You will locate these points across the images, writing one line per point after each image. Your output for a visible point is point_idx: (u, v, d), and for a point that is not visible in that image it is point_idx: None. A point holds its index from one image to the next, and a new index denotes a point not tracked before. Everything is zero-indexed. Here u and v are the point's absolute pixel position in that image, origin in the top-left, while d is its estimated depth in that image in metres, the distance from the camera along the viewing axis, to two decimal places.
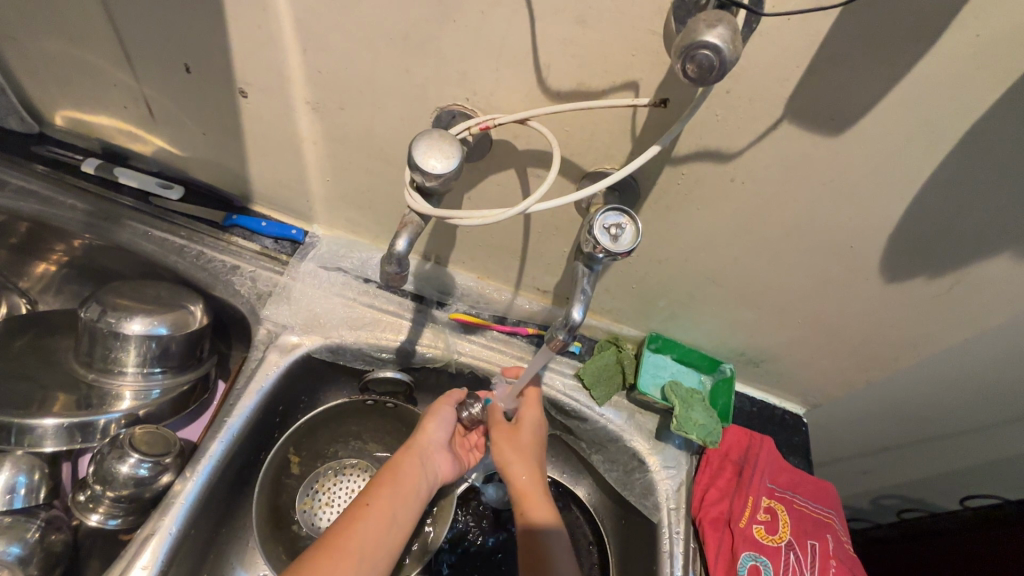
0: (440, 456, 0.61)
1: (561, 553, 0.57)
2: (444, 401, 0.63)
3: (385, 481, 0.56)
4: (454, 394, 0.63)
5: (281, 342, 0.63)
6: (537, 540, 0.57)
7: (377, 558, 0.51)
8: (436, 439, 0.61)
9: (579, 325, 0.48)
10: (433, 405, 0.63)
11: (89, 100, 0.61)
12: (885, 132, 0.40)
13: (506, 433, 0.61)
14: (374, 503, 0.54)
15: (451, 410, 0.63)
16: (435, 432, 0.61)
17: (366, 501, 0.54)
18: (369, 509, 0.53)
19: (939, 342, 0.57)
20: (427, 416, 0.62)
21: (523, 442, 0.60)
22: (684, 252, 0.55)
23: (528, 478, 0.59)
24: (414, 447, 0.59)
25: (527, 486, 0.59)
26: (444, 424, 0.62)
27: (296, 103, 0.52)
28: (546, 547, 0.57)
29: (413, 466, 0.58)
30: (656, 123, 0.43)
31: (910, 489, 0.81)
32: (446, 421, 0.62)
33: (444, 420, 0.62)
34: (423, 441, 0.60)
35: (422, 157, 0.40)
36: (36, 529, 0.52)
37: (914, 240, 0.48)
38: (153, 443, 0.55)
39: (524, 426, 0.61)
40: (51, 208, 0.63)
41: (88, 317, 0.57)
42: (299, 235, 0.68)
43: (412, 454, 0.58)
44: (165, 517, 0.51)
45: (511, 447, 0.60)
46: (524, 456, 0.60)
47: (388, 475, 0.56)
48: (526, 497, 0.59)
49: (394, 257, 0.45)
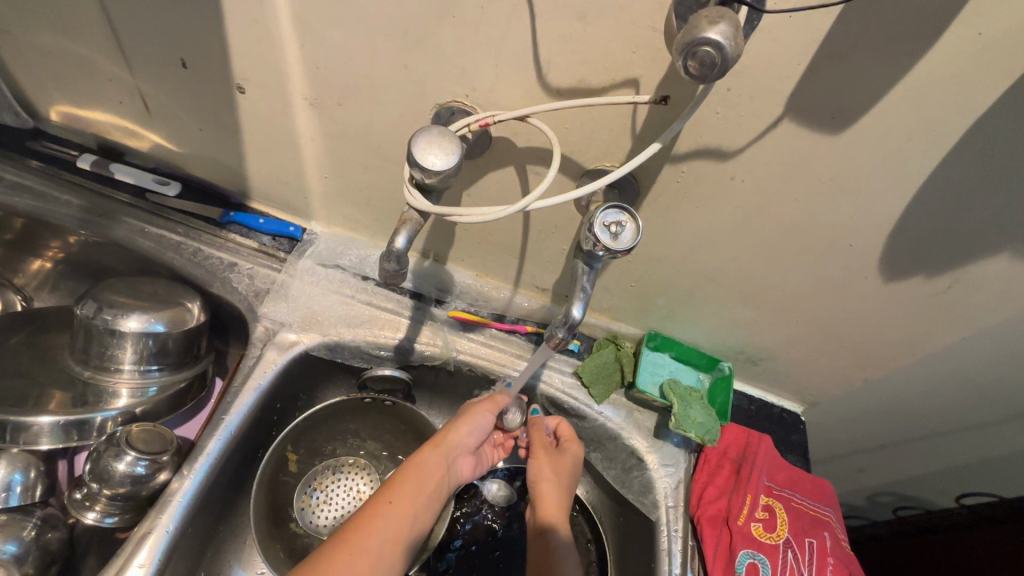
0: (462, 459, 0.61)
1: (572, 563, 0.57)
2: (479, 406, 0.62)
3: (409, 479, 0.55)
4: (500, 401, 0.63)
5: (278, 339, 0.62)
6: (551, 546, 0.58)
7: (393, 559, 0.50)
8: (464, 442, 0.60)
9: (579, 323, 0.47)
10: (466, 408, 0.62)
11: (84, 95, 0.61)
12: (884, 131, 0.40)
13: (546, 452, 0.63)
14: (396, 502, 0.53)
15: (487, 416, 0.62)
16: (466, 435, 0.60)
17: (388, 498, 0.53)
18: (391, 507, 0.52)
19: (936, 341, 0.58)
20: (460, 418, 0.61)
21: (564, 463, 0.62)
22: (683, 251, 0.55)
23: (559, 492, 0.61)
24: (441, 447, 0.59)
25: (558, 500, 0.61)
26: (476, 429, 0.61)
27: (295, 99, 0.52)
28: (563, 556, 0.57)
29: (437, 466, 0.57)
30: (656, 120, 0.43)
31: (906, 486, 0.82)
32: (476, 426, 0.61)
33: (478, 424, 0.61)
34: (452, 441, 0.59)
35: (421, 154, 0.40)
36: (32, 528, 0.52)
37: (914, 239, 0.48)
38: (150, 441, 0.54)
39: (569, 451, 0.63)
40: (46, 204, 0.62)
41: (84, 313, 0.57)
42: (297, 232, 0.68)
43: (438, 455, 0.58)
44: (163, 515, 0.51)
45: (550, 464, 0.62)
46: (560, 477, 0.62)
47: (411, 472, 0.56)
48: (548, 503, 0.61)
49: (393, 255, 0.45)
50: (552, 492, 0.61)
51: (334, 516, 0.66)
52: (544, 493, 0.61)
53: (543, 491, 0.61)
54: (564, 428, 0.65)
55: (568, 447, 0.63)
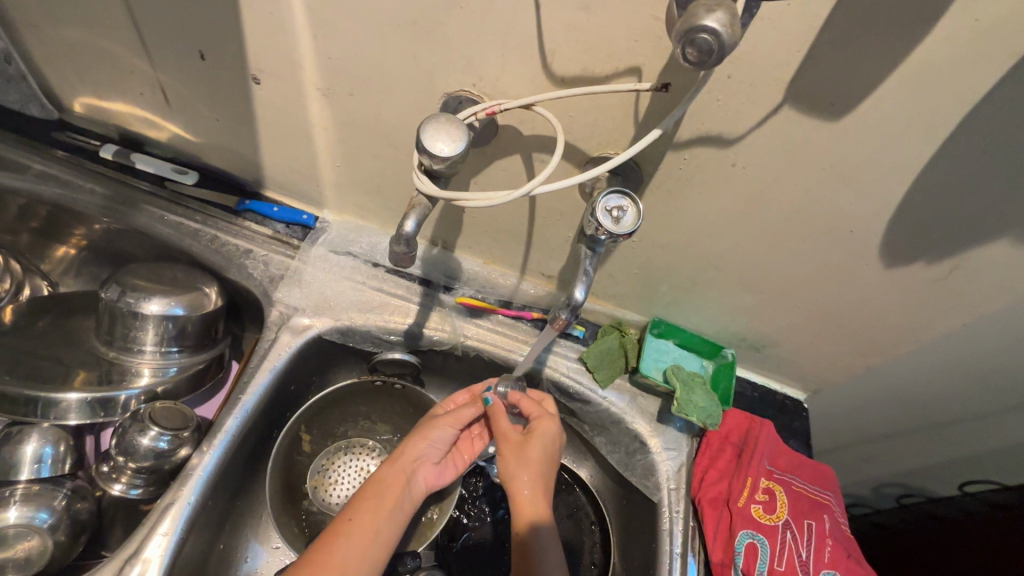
0: (426, 471, 0.60)
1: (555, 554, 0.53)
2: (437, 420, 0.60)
3: (368, 496, 0.55)
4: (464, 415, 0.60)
5: (292, 323, 0.65)
6: (535, 543, 0.53)
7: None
8: (425, 456, 0.59)
9: (581, 305, 0.49)
10: (424, 421, 0.61)
11: (107, 87, 0.63)
12: (884, 117, 0.41)
13: (512, 439, 0.57)
14: (356, 518, 0.53)
15: (447, 429, 0.60)
16: (426, 448, 0.59)
17: (347, 516, 0.53)
18: (351, 524, 0.52)
19: (939, 327, 0.58)
20: (419, 432, 0.60)
21: (532, 448, 0.56)
22: (686, 237, 0.56)
23: (536, 482, 0.55)
24: (400, 462, 0.58)
25: (533, 491, 0.54)
26: (436, 443, 0.60)
27: (308, 89, 0.53)
28: (544, 555, 0.52)
29: (398, 482, 0.57)
30: (658, 108, 0.44)
31: (911, 475, 0.82)
32: (436, 439, 0.60)
33: (440, 437, 0.60)
34: (411, 455, 0.59)
35: (429, 140, 0.41)
36: (63, 497, 0.54)
37: (914, 225, 0.49)
38: (171, 418, 0.57)
39: (538, 434, 0.56)
40: (71, 192, 0.65)
41: (108, 297, 0.59)
42: (310, 220, 0.70)
43: (395, 469, 0.58)
44: (184, 487, 0.54)
45: (516, 453, 0.56)
46: (535, 468, 0.55)
47: (371, 488, 0.56)
48: (529, 502, 0.54)
49: (403, 238, 0.46)
50: (530, 487, 0.54)
51: (346, 495, 0.68)
52: (521, 489, 0.54)
53: (521, 486, 0.54)
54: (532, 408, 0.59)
55: (535, 428, 0.57)
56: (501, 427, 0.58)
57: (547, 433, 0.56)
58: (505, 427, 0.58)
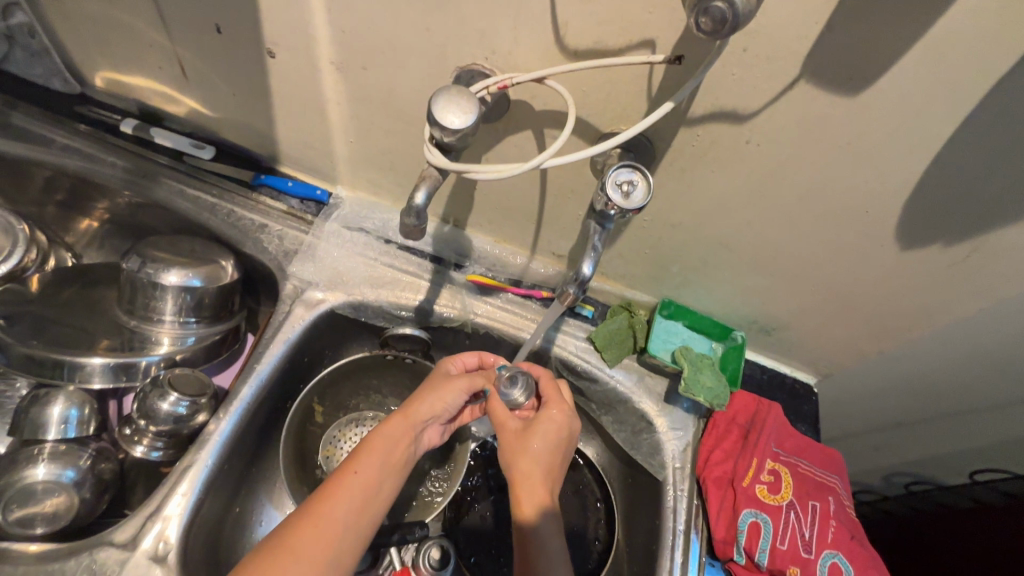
0: (431, 427, 0.59)
1: (557, 548, 0.51)
2: (451, 382, 0.60)
3: (373, 448, 0.53)
4: (475, 382, 0.60)
5: (306, 297, 0.66)
6: (535, 535, 0.51)
7: (355, 535, 0.49)
8: (434, 412, 0.58)
9: (589, 279, 0.50)
10: (436, 380, 0.60)
11: (127, 61, 0.64)
12: (903, 92, 0.40)
13: (512, 427, 0.56)
14: (361, 472, 0.51)
15: (461, 392, 0.60)
16: (437, 405, 0.58)
17: (353, 468, 0.51)
18: (354, 478, 0.51)
19: (956, 312, 0.57)
20: (432, 389, 0.59)
21: (535, 437, 0.55)
22: (698, 217, 0.56)
23: (537, 471, 0.53)
24: (410, 416, 0.57)
25: (535, 479, 0.53)
26: (448, 403, 0.59)
27: (323, 63, 0.54)
28: (544, 543, 0.51)
29: (405, 435, 0.55)
30: (672, 82, 0.44)
31: (923, 465, 0.81)
32: (448, 398, 0.59)
33: (451, 399, 0.59)
34: (421, 410, 0.57)
35: (440, 112, 0.42)
36: (88, 458, 0.56)
37: (933, 205, 0.48)
38: (190, 384, 0.59)
39: (543, 420, 0.56)
40: (93, 165, 0.66)
41: (129, 267, 0.61)
42: (324, 196, 0.71)
43: (406, 422, 0.56)
44: (201, 451, 0.56)
45: (515, 442, 0.55)
46: (539, 457, 0.54)
47: (377, 442, 0.54)
48: (530, 491, 0.53)
49: (413, 210, 0.47)
50: (531, 473, 0.53)
51: None
52: (520, 481, 0.53)
53: (520, 472, 0.53)
54: (551, 391, 0.58)
55: (540, 417, 0.56)
56: (498, 416, 0.58)
57: (550, 424, 0.55)
58: (505, 416, 0.58)
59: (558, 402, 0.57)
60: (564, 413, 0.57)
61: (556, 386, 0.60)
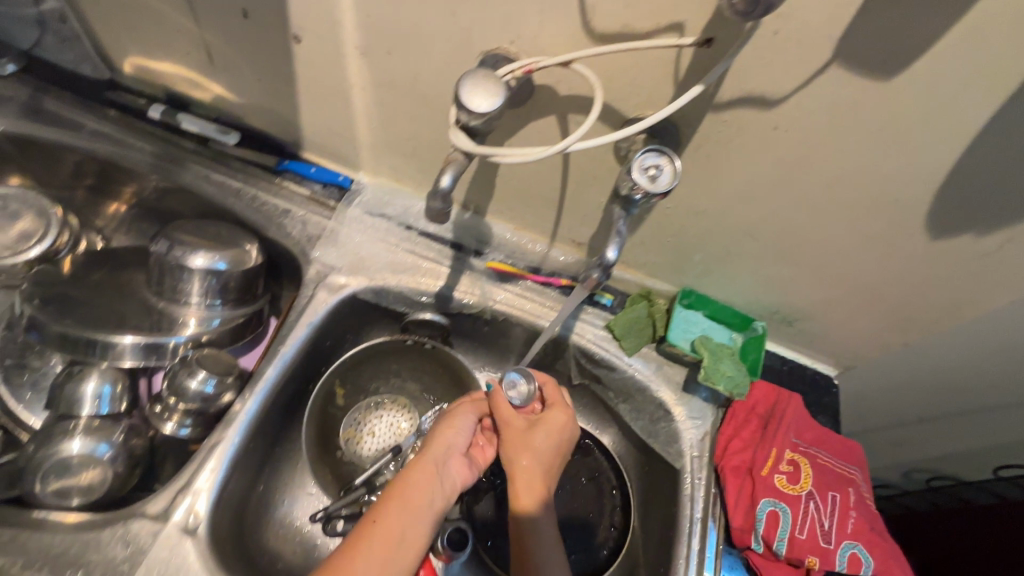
0: (455, 464, 0.58)
1: (552, 545, 0.55)
2: (465, 411, 0.61)
3: (395, 494, 0.53)
4: (477, 404, 0.62)
5: (329, 281, 0.67)
6: (531, 530, 0.55)
7: None
8: (452, 446, 0.58)
9: (613, 264, 0.50)
10: (453, 412, 0.61)
11: (155, 47, 0.65)
12: (938, 77, 0.39)
13: (517, 424, 0.58)
14: (381, 519, 0.51)
15: (471, 419, 0.61)
16: (452, 438, 0.59)
17: (373, 518, 0.51)
18: (376, 525, 0.50)
19: (985, 304, 0.56)
20: (444, 423, 0.60)
21: (537, 434, 0.58)
22: (722, 205, 0.56)
23: (538, 469, 0.56)
24: (428, 457, 0.56)
25: (535, 476, 0.56)
26: (462, 433, 0.60)
27: (347, 49, 0.54)
28: (541, 541, 0.55)
29: (427, 475, 0.55)
30: (699, 66, 0.43)
31: (945, 461, 0.80)
32: (463, 429, 0.60)
33: (463, 428, 0.60)
34: (438, 448, 0.58)
35: (467, 96, 0.42)
36: (120, 433, 0.58)
37: (965, 194, 0.47)
38: (217, 363, 0.60)
39: (546, 420, 0.59)
40: (123, 150, 0.68)
41: (158, 250, 0.62)
42: (346, 182, 0.72)
43: (424, 463, 0.56)
44: (228, 429, 0.57)
45: (520, 439, 0.57)
46: (539, 456, 0.57)
47: (396, 486, 0.54)
48: (529, 488, 0.56)
49: (439, 193, 0.47)
50: (531, 472, 0.56)
51: (379, 447, 0.69)
52: (519, 474, 0.56)
53: (521, 469, 0.56)
54: (550, 390, 0.62)
55: (543, 417, 0.59)
56: (504, 414, 0.59)
57: (553, 423, 0.58)
58: (508, 413, 0.58)
59: (563, 404, 0.61)
60: (567, 414, 0.60)
61: (547, 383, 0.63)
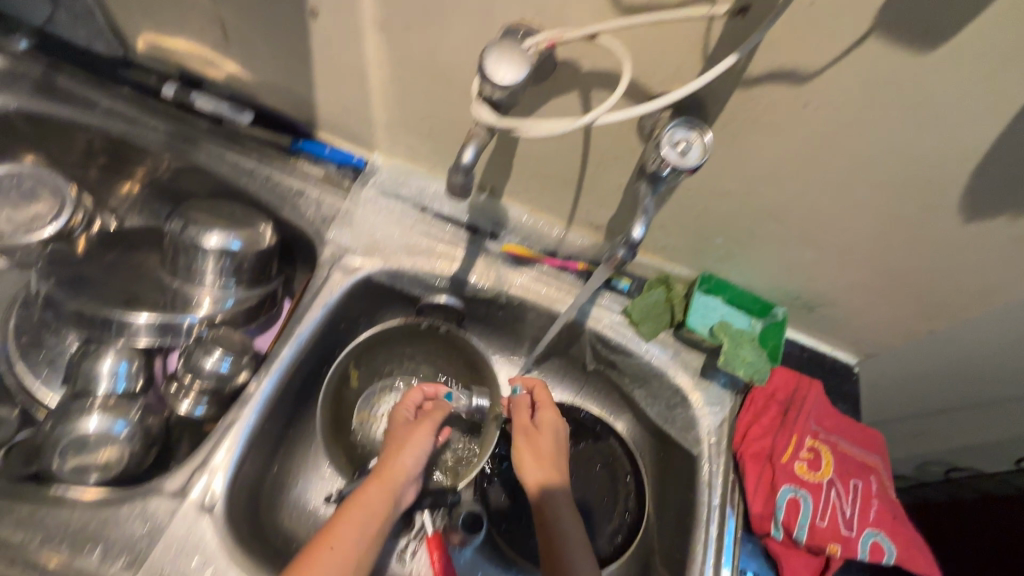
0: (409, 486, 0.60)
1: (579, 529, 0.57)
2: (421, 431, 0.62)
3: (350, 519, 0.54)
4: (434, 418, 0.63)
5: (344, 263, 0.66)
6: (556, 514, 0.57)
7: None
8: (408, 469, 0.60)
9: (639, 243, 0.49)
10: (410, 434, 0.62)
11: (167, 23, 0.64)
12: (983, 49, 0.38)
13: (524, 425, 0.64)
14: (337, 543, 0.51)
15: (428, 438, 0.62)
16: (409, 459, 0.60)
17: (328, 543, 0.51)
18: (332, 549, 0.51)
19: (1016, 290, 0.55)
20: (400, 444, 0.61)
21: (541, 435, 0.62)
22: (747, 186, 0.54)
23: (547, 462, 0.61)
24: (386, 479, 0.58)
25: (546, 466, 0.60)
26: (420, 454, 0.61)
27: (364, 23, 0.53)
28: (566, 524, 0.56)
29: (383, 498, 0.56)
30: (730, 38, 0.42)
31: (965, 452, 0.79)
32: (420, 451, 0.61)
33: (422, 448, 0.61)
34: (396, 467, 0.59)
35: (492, 67, 0.41)
36: (137, 412, 0.57)
37: (1002, 174, 0.45)
38: (232, 343, 0.60)
39: (544, 421, 0.63)
40: (135, 128, 0.67)
41: (173, 230, 0.62)
42: (360, 163, 0.71)
43: (381, 484, 0.57)
44: (244, 409, 0.57)
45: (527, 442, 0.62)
46: (541, 457, 0.61)
47: (350, 507, 0.55)
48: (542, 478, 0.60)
49: (461, 168, 0.46)
50: (539, 467, 0.61)
51: None
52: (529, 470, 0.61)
53: (530, 465, 0.61)
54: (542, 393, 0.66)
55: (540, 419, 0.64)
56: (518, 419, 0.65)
57: (551, 423, 0.63)
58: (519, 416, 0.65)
59: (552, 404, 0.65)
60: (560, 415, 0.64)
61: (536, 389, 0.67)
